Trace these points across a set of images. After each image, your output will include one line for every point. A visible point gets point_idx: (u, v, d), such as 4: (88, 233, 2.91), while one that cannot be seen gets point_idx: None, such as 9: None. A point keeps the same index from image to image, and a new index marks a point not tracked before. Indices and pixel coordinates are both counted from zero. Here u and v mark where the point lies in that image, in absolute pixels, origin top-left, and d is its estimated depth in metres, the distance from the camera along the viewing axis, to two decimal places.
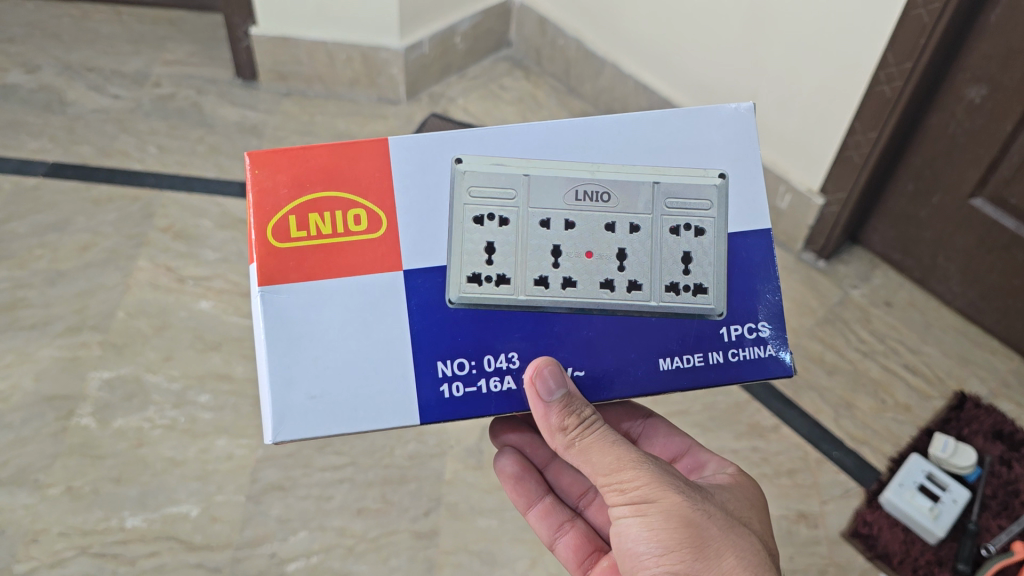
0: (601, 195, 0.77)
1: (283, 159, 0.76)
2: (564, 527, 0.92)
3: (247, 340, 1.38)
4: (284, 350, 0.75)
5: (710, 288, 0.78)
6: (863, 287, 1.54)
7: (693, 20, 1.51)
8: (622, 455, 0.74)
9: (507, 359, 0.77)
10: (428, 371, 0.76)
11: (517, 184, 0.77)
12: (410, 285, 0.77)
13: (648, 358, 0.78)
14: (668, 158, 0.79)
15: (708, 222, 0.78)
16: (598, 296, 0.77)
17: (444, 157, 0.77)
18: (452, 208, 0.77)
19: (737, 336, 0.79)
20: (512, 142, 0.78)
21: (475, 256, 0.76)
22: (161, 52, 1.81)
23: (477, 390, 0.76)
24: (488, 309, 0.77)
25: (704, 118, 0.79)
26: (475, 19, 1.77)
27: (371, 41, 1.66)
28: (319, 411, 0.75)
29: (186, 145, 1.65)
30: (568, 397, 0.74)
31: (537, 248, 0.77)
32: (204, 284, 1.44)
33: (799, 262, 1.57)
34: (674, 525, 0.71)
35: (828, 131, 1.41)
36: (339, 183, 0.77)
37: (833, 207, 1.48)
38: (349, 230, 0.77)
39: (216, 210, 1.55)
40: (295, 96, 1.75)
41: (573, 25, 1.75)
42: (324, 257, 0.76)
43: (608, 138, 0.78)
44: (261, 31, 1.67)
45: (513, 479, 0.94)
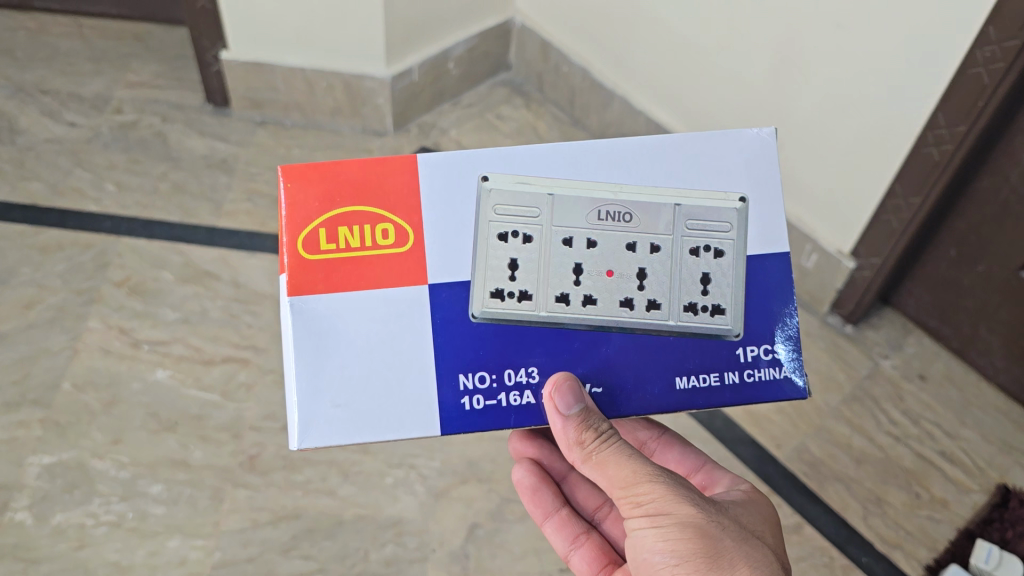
0: (624, 213, 0.73)
1: (319, 174, 0.72)
2: (580, 538, 0.89)
3: (207, 419, 1.23)
4: (311, 357, 0.71)
5: (727, 309, 0.74)
6: (895, 357, 1.39)
7: (714, 59, 1.35)
8: (638, 468, 0.71)
9: (528, 373, 0.73)
10: (448, 382, 0.72)
11: (541, 203, 0.73)
12: (436, 299, 0.73)
13: (666, 376, 0.74)
14: (691, 176, 0.74)
15: (727, 244, 0.74)
16: (616, 314, 0.73)
17: (470, 171, 0.73)
18: (476, 222, 0.73)
19: (753, 356, 0.75)
20: (535, 158, 0.73)
21: (499, 272, 0.73)
22: (125, 73, 1.65)
23: (498, 404, 0.72)
24: (510, 324, 0.73)
25: (724, 141, 0.75)
26: (470, 42, 1.60)
27: (354, 69, 1.50)
28: (347, 421, 0.71)
29: (147, 183, 1.49)
30: (586, 412, 0.70)
31: (559, 265, 0.73)
32: (161, 350, 1.29)
33: (824, 327, 1.42)
34: (691, 536, 0.69)
35: (864, 191, 1.25)
36: (371, 198, 0.73)
37: (864, 271, 1.32)
38: (378, 244, 0.73)
39: (178, 260, 1.39)
40: (271, 126, 1.59)
41: (580, 52, 1.58)
42: (353, 270, 0.73)
43: (631, 156, 0.74)
44: (232, 55, 1.50)
45: (529, 491, 0.92)
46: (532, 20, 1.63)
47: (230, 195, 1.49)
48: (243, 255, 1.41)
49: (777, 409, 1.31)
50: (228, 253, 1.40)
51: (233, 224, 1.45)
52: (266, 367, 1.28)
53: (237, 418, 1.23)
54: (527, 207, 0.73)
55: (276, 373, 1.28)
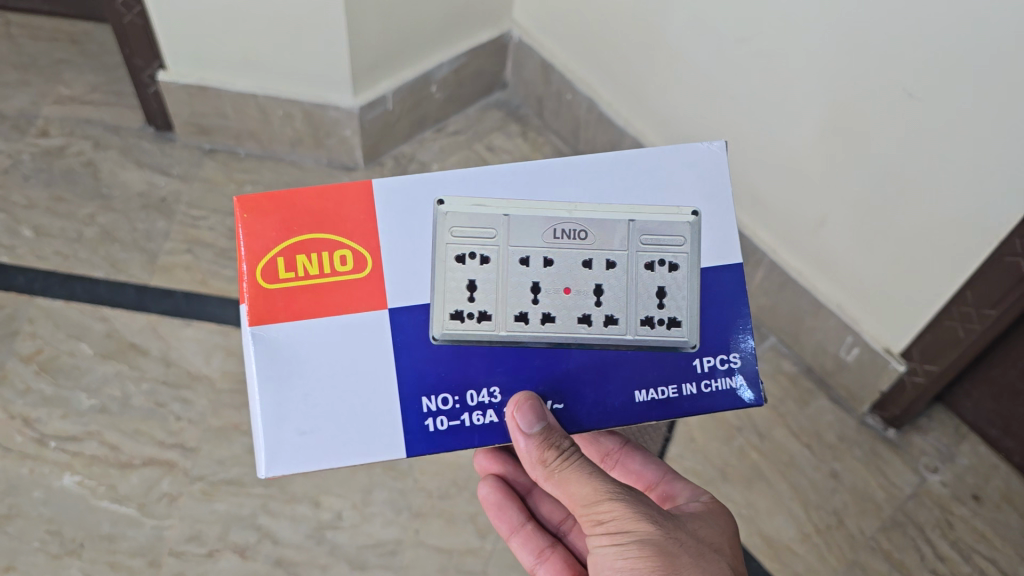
0: (580, 228, 0.63)
1: (276, 200, 0.61)
2: (544, 554, 0.81)
3: (119, 541, 1.03)
4: (273, 383, 0.61)
5: (684, 321, 0.64)
6: (945, 471, 1.17)
7: (754, 116, 1.09)
8: (598, 484, 0.63)
9: (489, 394, 0.63)
10: (410, 406, 0.62)
11: (496, 223, 0.63)
12: (395, 323, 0.62)
13: (624, 390, 0.64)
14: (646, 187, 0.64)
15: (681, 257, 0.64)
16: (574, 331, 0.63)
17: (423, 194, 0.62)
18: (432, 245, 0.63)
19: (710, 367, 0.64)
20: (488, 173, 0.63)
21: (455, 293, 0.62)
22: (54, 85, 1.41)
23: (462, 425, 0.62)
24: (473, 347, 0.62)
25: (673, 155, 0.64)
26: (456, 62, 1.35)
27: (315, 97, 1.25)
28: (316, 448, 0.61)
29: (70, 227, 1.26)
30: (550, 430, 0.61)
31: (516, 285, 0.63)
32: (71, 449, 1.08)
33: (862, 429, 1.20)
34: (653, 559, 0.60)
35: (924, 291, 1.02)
36: (331, 223, 0.62)
37: (918, 376, 1.09)
38: (336, 271, 0.62)
39: (100, 328, 1.18)
40: (221, 155, 1.36)
41: (585, 78, 1.33)
42: (314, 300, 0.62)
43: (585, 171, 0.63)
44: (171, 76, 1.25)
45: (493, 507, 0.83)
46: (532, 36, 1.37)
47: (167, 244, 1.26)
48: (177, 323, 1.19)
49: (800, 537, 1.10)
50: (158, 320, 1.19)
51: (167, 282, 1.22)
52: (194, 473, 1.08)
53: (154, 541, 1.03)
54: (480, 227, 0.63)
55: (205, 481, 1.07)
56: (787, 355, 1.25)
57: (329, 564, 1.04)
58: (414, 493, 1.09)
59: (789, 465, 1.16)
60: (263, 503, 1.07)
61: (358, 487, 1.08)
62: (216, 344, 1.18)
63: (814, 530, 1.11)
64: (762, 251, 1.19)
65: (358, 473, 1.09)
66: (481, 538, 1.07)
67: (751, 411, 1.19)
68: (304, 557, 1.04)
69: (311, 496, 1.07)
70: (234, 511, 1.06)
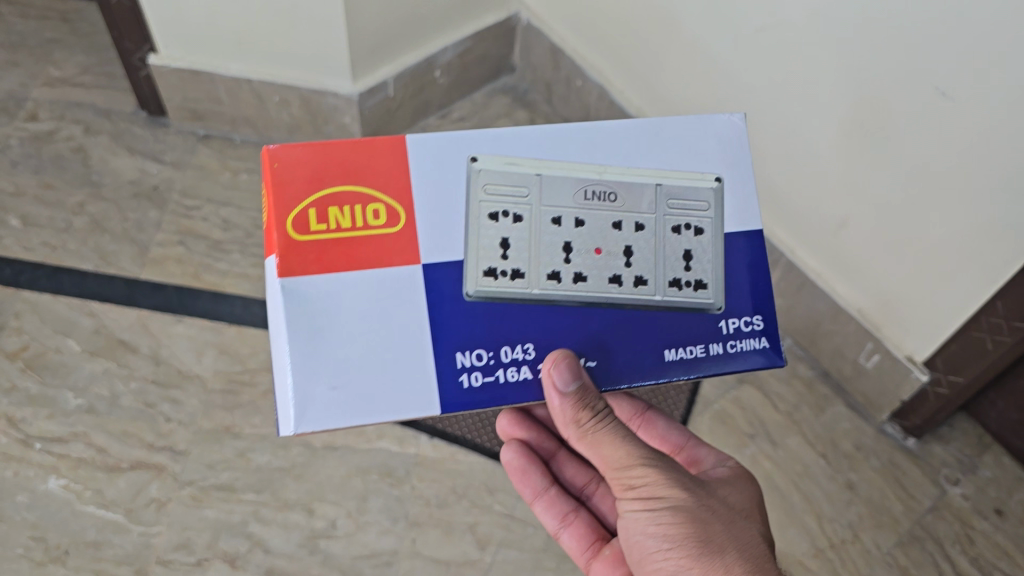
0: (610, 191, 0.65)
1: (308, 152, 0.61)
2: (569, 518, 0.84)
3: (105, 548, 0.99)
4: (306, 337, 0.60)
5: (709, 283, 0.67)
6: (968, 483, 1.12)
7: (776, 111, 1.03)
8: (632, 449, 0.66)
9: (523, 350, 0.64)
10: (443, 361, 0.62)
11: (529, 183, 0.64)
12: (429, 279, 0.62)
13: (653, 347, 0.66)
14: (673, 154, 0.66)
15: (704, 222, 0.67)
16: (605, 290, 0.64)
17: (458, 152, 0.64)
18: (466, 203, 0.64)
19: (734, 328, 0.67)
20: (523, 135, 0.64)
21: (490, 251, 0.63)
22: (45, 66, 1.35)
23: (495, 381, 0.63)
24: (507, 304, 0.63)
25: (696, 128, 0.67)
26: (462, 45, 1.29)
27: (312, 83, 1.19)
28: (349, 405, 0.60)
29: (59, 216, 1.21)
30: (583, 388, 0.63)
31: (550, 244, 0.64)
32: (57, 451, 1.04)
33: (879, 438, 1.15)
34: (681, 522, 0.64)
35: (951, 298, 0.96)
36: (363, 176, 0.62)
37: (941, 387, 1.04)
38: (368, 225, 0.62)
39: (88, 324, 1.13)
40: (216, 142, 1.31)
41: (597, 64, 1.27)
42: (346, 253, 0.62)
43: (616, 137, 0.65)
44: (163, 60, 1.20)
45: (518, 472, 0.86)
46: (541, 19, 1.31)
47: (159, 235, 1.21)
48: (168, 319, 1.14)
49: (814, 552, 1.06)
50: (148, 316, 1.14)
51: (159, 275, 1.18)
52: (183, 478, 1.04)
53: (142, 549, 1.00)
54: (515, 185, 0.64)
55: (195, 486, 1.04)
56: (803, 359, 1.20)
57: None
58: (412, 501, 1.05)
59: (803, 475, 1.11)
60: (254, 510, 1.03)
61: (353, 495, 1.05)
62: (208, 341, 1.13)
63: (828, 544, 1.06)
64: (779, 251, 1.14)
65: (354, 479, 1.06)
66: (480, 549, 1.03)
67: (763, 417, 1.15)
68: (295, 567, 1.00)
69: (304, 503, 1.04)
70: (223, 518, 1.02)
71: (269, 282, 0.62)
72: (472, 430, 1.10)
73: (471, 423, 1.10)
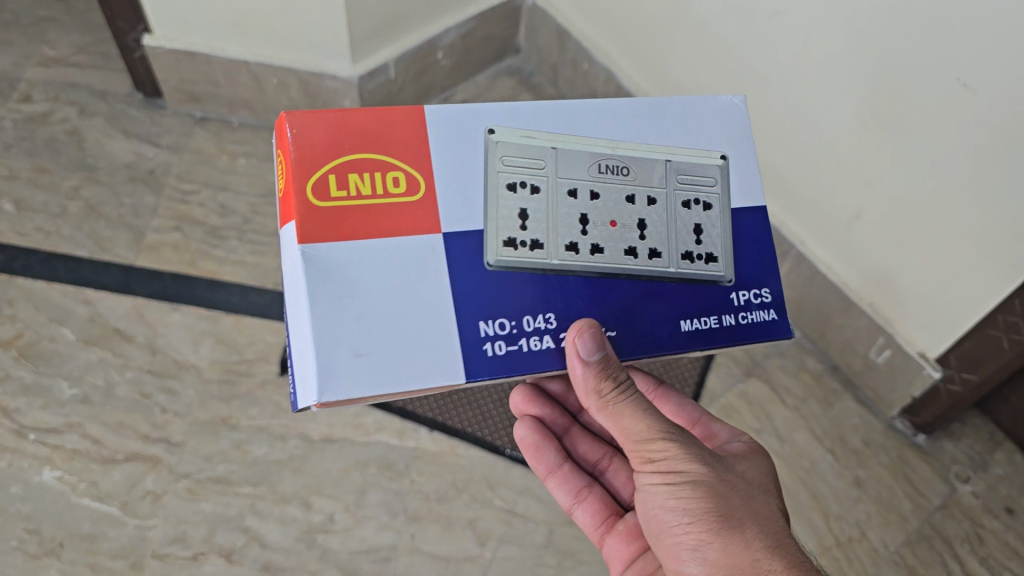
0: (622, 165, 0.63)
1: (328, 119, 0.59)
2: (583, 494, 0.81)
3: (99, 541, 0.98)
4: (326, 302, 0.56)
5: (720, 257, 0.65)
6: (979, 481, 1.09)
7: (788, 98, 0.99)
8: (652, 422, 0.64)
9: (545, 319, 0.61)
10: (466, 330, 0.59)
11: (544, 154, 0.62)
12: (448, 246, 0.59)
13: (670, 319, 0.63)
14: (682, 129, 0.65)
15: (714, 198, 0.66)
16: (621, 262, 0.62)
17: (473, 122, 0.61)
18: (484, 173, 0.61)
19: (745, 301, 0.65)
20: (537, 106, 0.62)
21: (508, 222, 0.61)
22: (39, 46, 1.32)
23: (519, 351, 0.60)
24: (525, 276, 0.61)
25: (704, 106, 0.66)
26: (465, 27, 1.25)
27: (311, 65, 1.16)
28: (373, 373, 0.56)
29: (53, 201, 1.18)
30: (605, 359, 0.60)
31: (566, 216, 0.62)
32: (51, 442, 1.03)
33: (889, 434, 1.12)
34: (703, 497, 0.62)
35: (968, 295, 0.93)
36: (382, 143, 0.60)
37: (953, 385, 1.01)
38: (388, 193, 0.59)
39: (83, 312, 1.11)
40: (213, 124, 1.28)
41: (604, 46, 1.23)
42: (366, 220, 0.59)
43: (625, 111, 0.64)
44: (158, 41, 1.16)
45: (532, 449, 0.83)
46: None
47: (155, 221, 1.19)
48: (164, 308, 1.12)
49: (820, 550, 1.04)
50: (144, 304, 1.12)
51: (155, 262, 1.15)
52: (179, 470, 1.02)
53: (137, 542, 0.98)
54: (529, 157, 0.62)
55: (191, 478, 1.02)
56: (812, 353, 1.18)
57: (318, 571, 0.98)
58: (411, 495, 1.03)
59: (810, 471, 1.09)
60: (251, 504, 1.01)
61: (352, 488, 1.03)
62: (204, 331, 1.11)
63: (834, 543, 1.04)
64: (789, 243, 1.11)
65: (352, 472, 1.04)
66: (480, 545, 1.01)
67: (770, 412, 1.13)
68: (292, 562, 0.99)
69: (301, 497, 1.02)
70: (220, 512, 1.01)
71: (285, 250, 0.58)
72: (473, 423, 1.08)
73: (472, 416, 1.09)
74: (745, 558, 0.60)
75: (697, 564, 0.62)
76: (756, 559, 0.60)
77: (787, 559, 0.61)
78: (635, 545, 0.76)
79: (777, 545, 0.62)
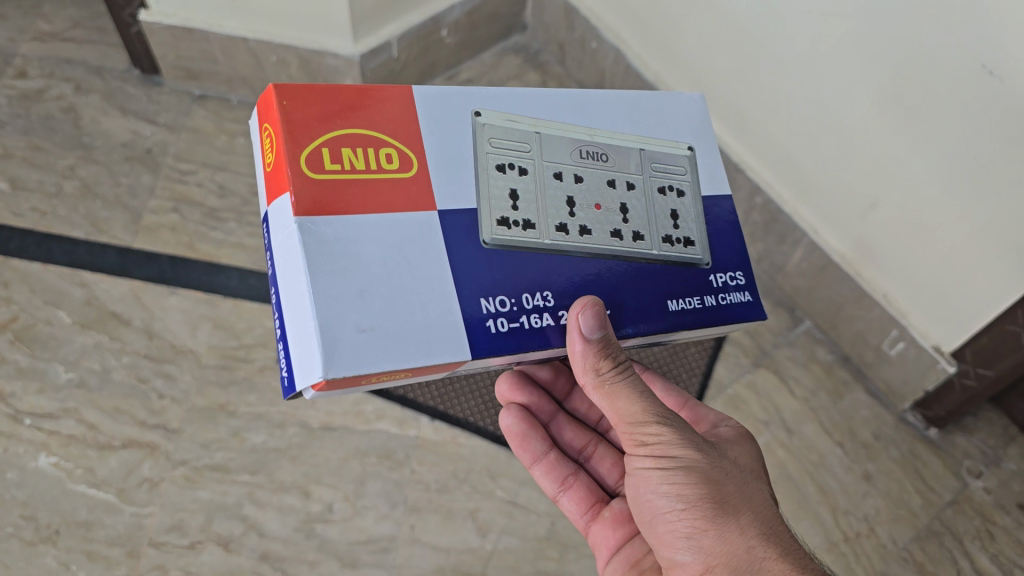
0: (601, 152, 0.64)
1: (319, 95, 0.58)
2: (570, 482, 0.79)
3: (96, 528, 0.97)
4: (328, 275, 0.53)
5: (697, 241, 0.65)
6: (991, 477, 1.07)
7: (802, 81, 0.96)
8: (647, 405, 0.61)
9: (543, 297, 0.59)
10: (469, 306, 0.56)
11: (529, 139, 0.63)
12: (445, 223, 0.58)
13: (657, 299, 0.63)
14: (651, 122, 0.67)
15: (686, 184, 0.67)
16: (609, 243, 0.62)
17: (460, 105, 0.62)
18: (473, 154, 0.61)
19: (722, 283, 0.65)
20: (520, 94, 0.64)
21: (499, 201, 0.60)
22: (34, 20, 1.28)
23: (521, 328, 0.58)
24: (520, 253, 0.59)
25: (669, 100, 0.69)
26: (470, 4, 1.21)
27: (312, 42, 1.12)
28: (379, 349, 0.53)
29: (49, 180, 1.16)
30: (607, 341, 0.58)
31: (553, 198, 0.62)
32: (47, 427, 1.01)
33: (899, 428, 1.10)
34: (697, 484, 0.60)
35: (986, 287, 0.90)
36: (373, 121, 0.59)
37: (968, 379, 0.99)
38: (382, 169, 0.58)
39: (79, 294, 1.09)
40: (212, 103, 1.25)
41: (612, 25, 1.20)
42: (362, 195, 0.56)
43: (600, 102, 0.66)
44: (153, 16, 1.13)
45: (518, 438, 0.80)
46: None
47: (153, 202, 1.16)
48: (162, 291, 1.10)
49: (827, 546, 1.02)
50: (142, 287, 1.10)
51: (152, 245, 1.13)
52: (177, 458, 1.01)
53: (134, 530, 0.97)
54: (516, 140, 0.62)
55: (189, 466, 1.01)
56: (822, 342, 1.16)
57: (317, 562, 0.97)
58: (411, 485, 1.02)
59: (818, 465, 1.07)
60: (249, 492, 1.00)
61: (351, 478, 1.01)
62: (203, 315, 1.09)
63: (841, 538, 1.02)
64: (801, 231, 1.08)
65: (352, 461, 1.02)
66: (481, 537, 1.00)
67: (778, 403, 1.10)
68: (291, 552, 0.97)
69: (301, 486, 1.01)
70: (218, 500, 0.99)
71: (281, 227, 0.55)
72: (474, 411, 1.06)
73: (473, 404, 1.06)
74: (740, 545, 0.59)
75: (691, 552, 0.60)
76: (751, 546, 0.59)
77: (780, 546, 0.60)
78: (621, 532, 0.75)
79: (770, 532, 0.61)
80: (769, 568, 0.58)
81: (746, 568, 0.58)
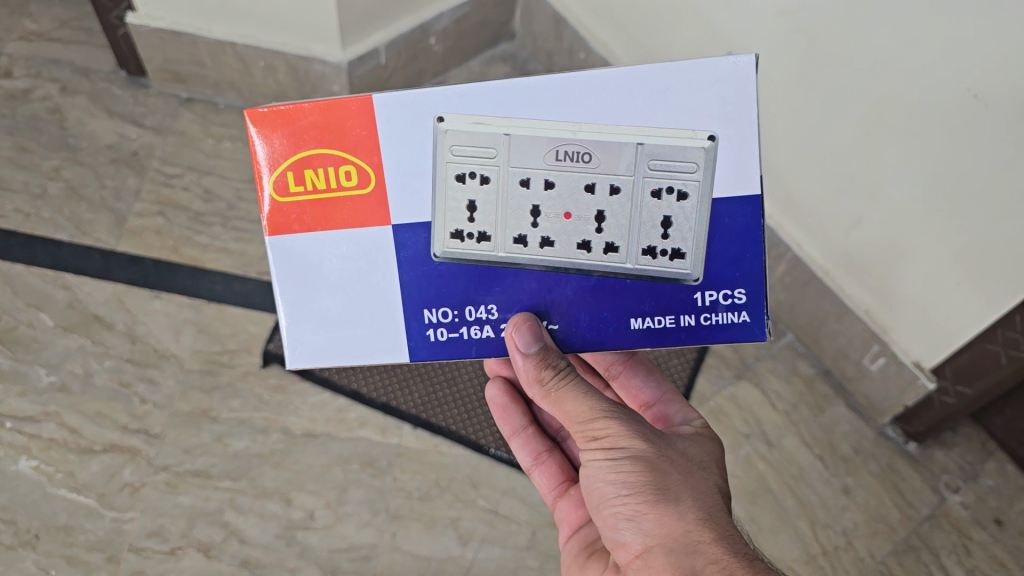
0: (584, 151, 0.59)
1: (281, 115, 0.59)
2: (542, 458, 0.80)
3: (76, 533, 0.96)
4: (292, 287, 0.62)
5: (688, 253, 0.61)
6: (969, 492, 1.08)
7: (787, 102, 0.97)
8: (595, 402, 0.62)
9: (487, 310, 0.62)
10: (413, 316, 0.62)
11: (496, 142, 0.59)
12: (397, 239, 0.61)
13: (618, 315, 0.63)
14: (659, 108, 0.58)
15: (691, 185, 0.60)
16: (573, 258, 0.61)
17: (422, 110, 0.59)
18: (433, 163, 0.60)
19: (711, 300, 0.62)
20: (491, 90, 0.58)
21: (456, 213, 0.60)
22: (20, 19, 1.28)
23: (460, 337, 0.63)
24: (474, 266, 0.61)
25: (692, 71, 0.58)
26: (459, 12, 1.22)
27: (299, 48, 1.12)
28: (334, 347, 0.63)
29: (34, 181, 1.15)
30: (546, 351, 0.61)
31: (517, 208, 0.60)
32: (28, 430, 1.01)
33: (878, 442, 1.11)
34: (642, 471, 0.60)
35: (968, 303, 0.91)
36: (334, 138, 0.59)
37: (948, 397, 1.00)
38: (341, 187, 0.60)
39: (62, 297, 1.08)
40: (199, 105, 1.25)
41: (600, 35, 1.20)
42: (323, 213, 0.61)
43: (592, 89, 0.58)
44: (141, 19, 1.13)
45: (501, 409, 0.83)
46: None
47: (138, 205, 1.16)
48: (146, 295, 1.10)
49: (806, 559, 1.03)
50: (125, 291, 1.10)
51: (137, 248, 1.13)
52: (158, 463, 1.01)
53: (114, 535, 0.97)
54: (480, 146, 0.59)
55: (170, 471, 1.00)
56: (804, 357, 1.16)
57: (298, 568, 0.97)
58: (393, 493, 1.02)
59: (799, 478, 1.07)
60: (231, 498, 1.00)
61: (333, 485, 1.02)
62: (187, 320, 1.09)
63: (820, 551, 1.03)
64: (786, 245, 1.09)
65: (335, 468, 1.02)
66: (462, 545, 1.00)
67: (759, 416, 1.11)
68: (271, 559, 0.97)
69: (282, 493, 1.01)
70: (200, 506, 0.99)
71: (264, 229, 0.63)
72: (458, 420, 1.06)
73: (457, 413, 1.07)
74: (680, 528, 0.58)
75: (633, 533, 0.60)
76: (689, 530, 0.58)
77: (718, 531, 0.59)
78: (583, 511, 0.74)
79: (711, 517, 0.60)
80: (707, 550, 0.57)
81: (682, 550, 0.58)
